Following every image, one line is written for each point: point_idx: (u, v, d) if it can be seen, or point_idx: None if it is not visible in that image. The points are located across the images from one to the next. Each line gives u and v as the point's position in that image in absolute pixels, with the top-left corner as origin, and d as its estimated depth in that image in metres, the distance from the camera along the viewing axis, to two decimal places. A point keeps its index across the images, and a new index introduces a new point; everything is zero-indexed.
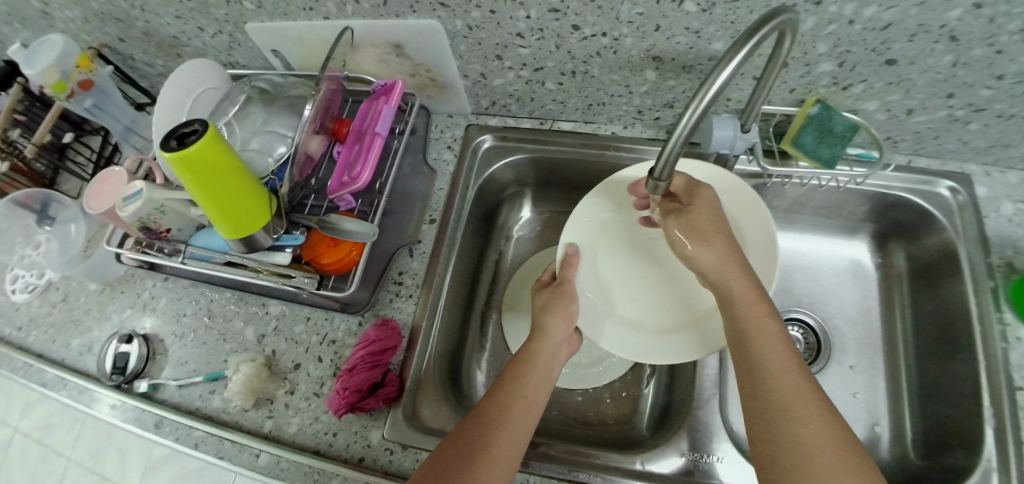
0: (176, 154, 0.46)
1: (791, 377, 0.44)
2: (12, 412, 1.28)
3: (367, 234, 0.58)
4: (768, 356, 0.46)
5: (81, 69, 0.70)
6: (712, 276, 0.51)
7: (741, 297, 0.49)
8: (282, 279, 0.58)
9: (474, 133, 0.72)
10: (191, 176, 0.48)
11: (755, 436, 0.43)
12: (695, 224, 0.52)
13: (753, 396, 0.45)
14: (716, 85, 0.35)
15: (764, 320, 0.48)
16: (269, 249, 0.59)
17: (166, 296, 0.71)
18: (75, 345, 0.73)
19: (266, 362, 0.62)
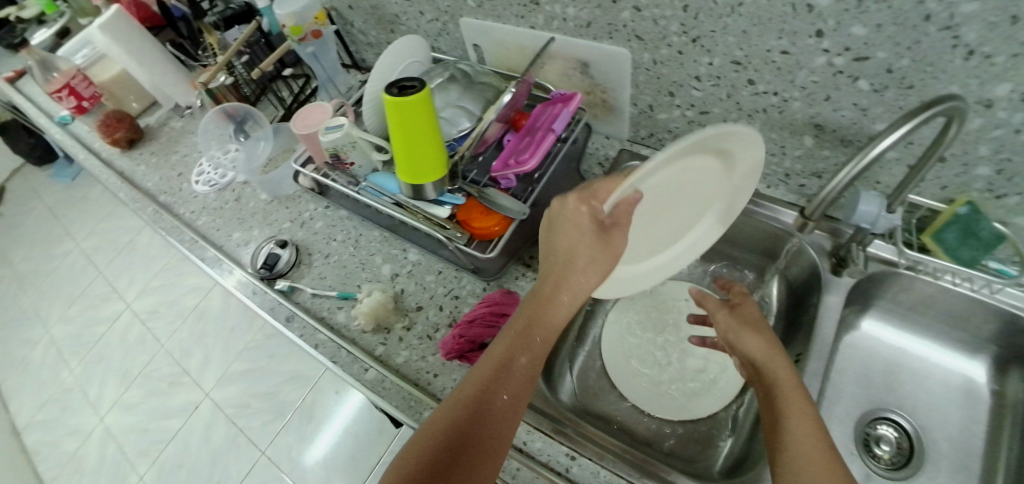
0: (395, 99, 0.58)
1: (814, 453, 0.43)
2: (130, 294, 1.61)
3: (519, 212, 0.65)
4: (795, 431, 0.45)
5: (317, 22, 0.84)
6: (754, 355, 0.53)
7: (771, 370, 0.50)
8: (438, 229, 0.67)
9: (625, 157, 0.78)
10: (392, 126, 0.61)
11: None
12: (744, 318, 0.56)
13: (786, 471, 0.43)
14: (873, 152, 0.48)
15: (795, 394, 0.47)
16: (432, 203, 0.68)
17: (323, 220, 0.82)
18: (235, 237, 0.85)
19: (392, 297, 0.71)
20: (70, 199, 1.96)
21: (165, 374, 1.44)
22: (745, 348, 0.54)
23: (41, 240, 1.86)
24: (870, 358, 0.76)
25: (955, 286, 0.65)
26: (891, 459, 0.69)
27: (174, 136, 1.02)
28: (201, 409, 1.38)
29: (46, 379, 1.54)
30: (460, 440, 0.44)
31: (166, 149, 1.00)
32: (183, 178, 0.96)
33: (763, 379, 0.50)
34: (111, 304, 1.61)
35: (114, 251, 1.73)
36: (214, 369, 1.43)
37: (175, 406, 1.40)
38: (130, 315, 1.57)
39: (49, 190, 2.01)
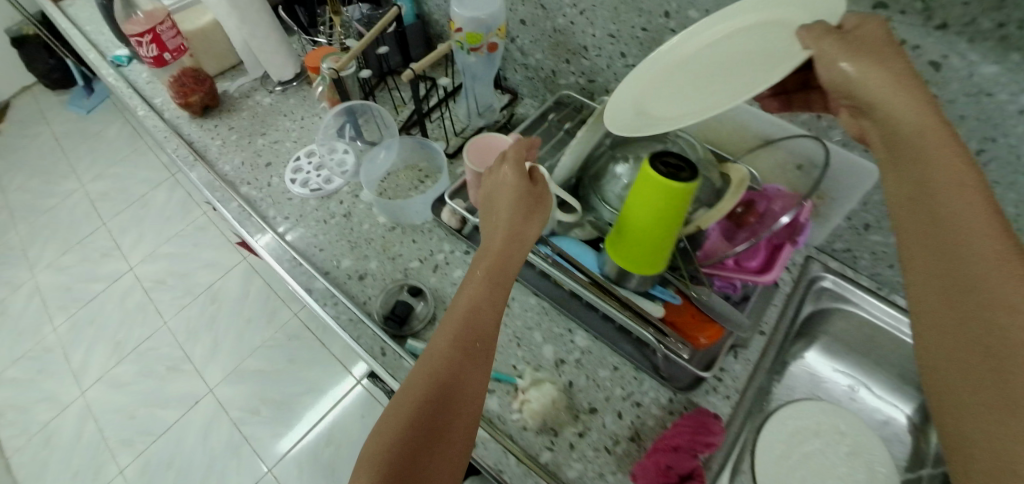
0: (678, 186, 0.47)
1: (1014, 334, 0.27)
2: (134, 257, 1.50)
3: (739, 327, 0.58)
4: (941, 298, 0.31)
5: (499, 34, 0.70)
6: (910, 185, 0.35)
7: (933, 204, 0.33)
8: (648, 328, 0.57)
9: (812, 267, 0.73)
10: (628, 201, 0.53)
11: (964, 413, 0.29)
12: (910, 99, 0.36)
13: (975, 351, 0.29)
14: None
15: (978, 258, 0.30)
16: (641, 294, 0.58)
17: (462, 268, 0.69)
18: (345, 266, 0.70)
19: (562, 390, 0.60)
20: (82, 135, 1.85)
21: (163, 355, 1.32)
22: (940, 209, 0.33)
23: (45, 175, 1.74)
24: None
25: None
26: None
27: (269, 123, 0.87)
28: (202, 403, 1.25)
29: (27, 332, 1.40)
30: (427, 425, 0.40)
31: (257, 130, 0.87)
32: (273, 169, 0.81)
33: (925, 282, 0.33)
34: (113, 264, 1.50)
35: (126, 203, 1.63)
36: (223, 359, 1.31)
37: (172, 396, 1.27)
38: (133, 279, 1.46)
39: (62, 118, 1.94)
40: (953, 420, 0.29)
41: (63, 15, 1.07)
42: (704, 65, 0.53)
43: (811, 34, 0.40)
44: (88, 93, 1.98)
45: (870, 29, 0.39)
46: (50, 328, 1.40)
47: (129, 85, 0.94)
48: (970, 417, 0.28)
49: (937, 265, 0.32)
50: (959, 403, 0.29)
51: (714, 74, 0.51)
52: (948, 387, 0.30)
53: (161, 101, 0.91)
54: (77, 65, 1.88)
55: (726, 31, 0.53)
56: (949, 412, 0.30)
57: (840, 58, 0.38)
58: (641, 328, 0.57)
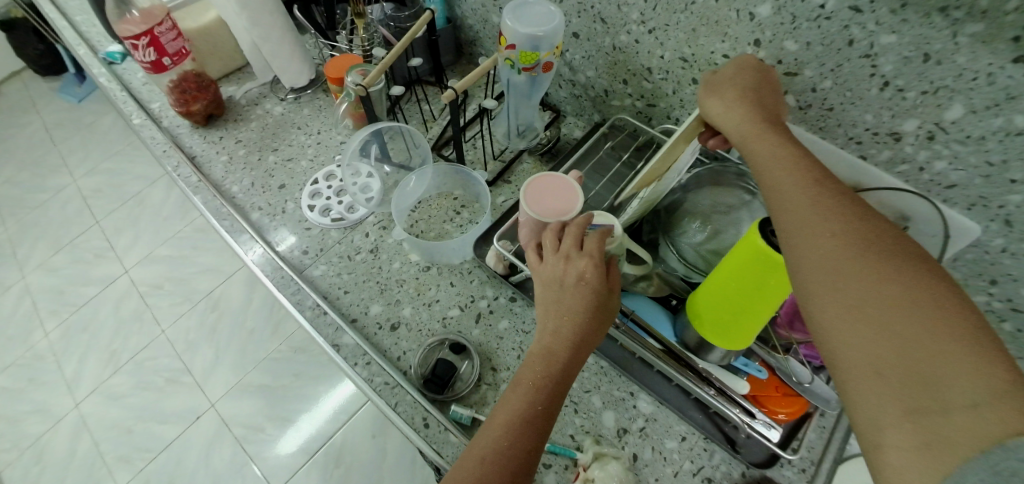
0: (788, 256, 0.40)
1: (863, 291, 0.33)
2: (127, 259, 1.39)
3: (831, 403, 0.51)
4: (817, 283, 0.35)
5: (554, 51, 0.62)
6: (773, 193, 0.41)
7: (790, 202, 0.39)
8: (736, 408, 0.51)
9: None
10: (725, 266, 0.45)
11: (869, 389, 0.31)
12: (775, 132, 0.44)
13: (853, 317, 0.33)
14: None
15: (825, 242, 0.36)
16: (724, 368, 0.53)
17: (508, 319, 0.61)
18: (376, 313, 0.61)
19: (627, 467, 0.53)
20: (72, 124, 1.72)
21: (160, 367, 1.23)
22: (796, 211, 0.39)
23: (29, 165, 1.61)
24: None
25: None
26: None
27: (281, 139, 0.78)
28: (203, 421, 1.17)
29: (15, 338, 1.30)
30: None
31: (269, 145, 0.77)
32: (287, 193, 0.72)
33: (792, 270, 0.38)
34: (106, 266, 1.39)
35: (119, 200, 1.51)
36: (224, 373, 1.22)
37: (171, 411, 1.18)
38: (126, 284, 1.35)
39: (51, 106, 1.78)
40: (864, 400, 0.31)
41: (53, 6, 0.97)
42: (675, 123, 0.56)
43: (709, 87, 0.50)
44: (82, 80, 1.82)
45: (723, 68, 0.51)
46: (39, 334, 1.30)
47: (125, 87, 0.84)
48: (878, 392, 0.30)
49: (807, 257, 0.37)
50: (863, 377, 0.31)
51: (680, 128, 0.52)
52: (852, 370, 0.32)
53: (161, 107, 0.81)
54: (68, 49, 1.74)
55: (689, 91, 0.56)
56: (856, 393, 0.31)
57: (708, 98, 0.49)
58: (728, 407, 0.51)
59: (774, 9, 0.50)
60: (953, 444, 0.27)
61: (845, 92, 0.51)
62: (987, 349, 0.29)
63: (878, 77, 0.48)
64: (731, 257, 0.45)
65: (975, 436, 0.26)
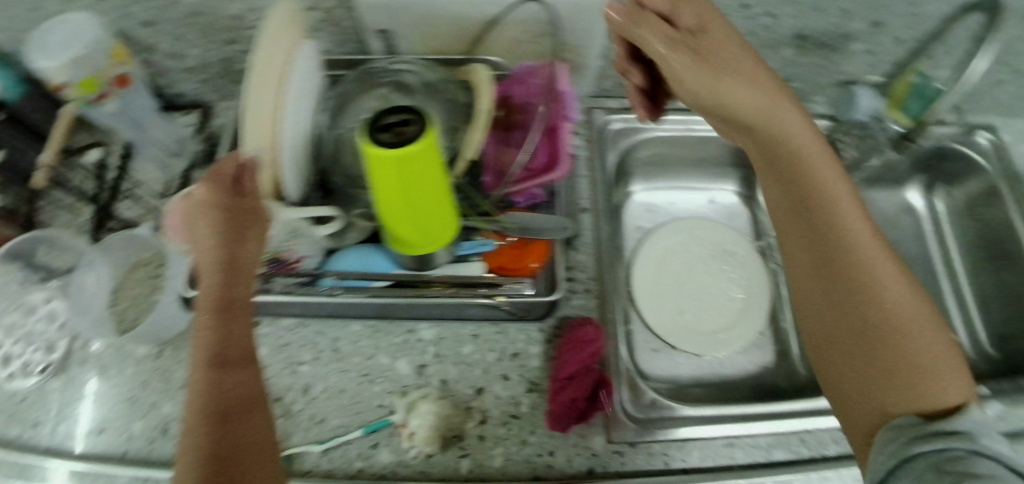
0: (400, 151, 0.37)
1: (878, 286, 0.41)
2: None
3: (559, 229, 0.53)
4: (807, 250, 0.46)
5: (117, 59, 0.53)
6: (774, 148, 0.46)
7: (796, 174, 0.46)
8: (474, 294, 0.50)
9: (596, 115, 0.68)
10: (392, 191, 0.41)
11: (810, 303, 0.45)
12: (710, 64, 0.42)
13: (835, 314, 0.43)
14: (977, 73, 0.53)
15: (848, 205, 0.44)
16: (452, 262, 0.50)
17: (267, 345, 0.57)
18: (136, 431, 0.55)
19: (440, 396, 0.54)
20: None
21: None
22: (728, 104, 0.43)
23: None
24: None
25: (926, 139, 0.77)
26: None
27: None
28: None
29: None
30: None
31: None
32: None
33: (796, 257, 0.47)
34: None
35: None
36: None
37: None
38: None
39: None
40: (813, 313, 0.45)
41: None
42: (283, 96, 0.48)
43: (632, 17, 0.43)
44: None
45: None
46: None
47: None
48: (833, 348, 0.43)
49: (797, 204, 0.46)
50: (829, 355, 0.43)
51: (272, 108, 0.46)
52: (812, 312, 0.45)
53: None
54: None
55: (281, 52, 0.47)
56: (805, 309, 0.46)
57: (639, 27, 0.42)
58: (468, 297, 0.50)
59: None
60: (912, 384, 0.38)
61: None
62: (937, 344, 0.39)
63: None
64: (395, 181, 0.40)
65: (915, 363, 0.38)
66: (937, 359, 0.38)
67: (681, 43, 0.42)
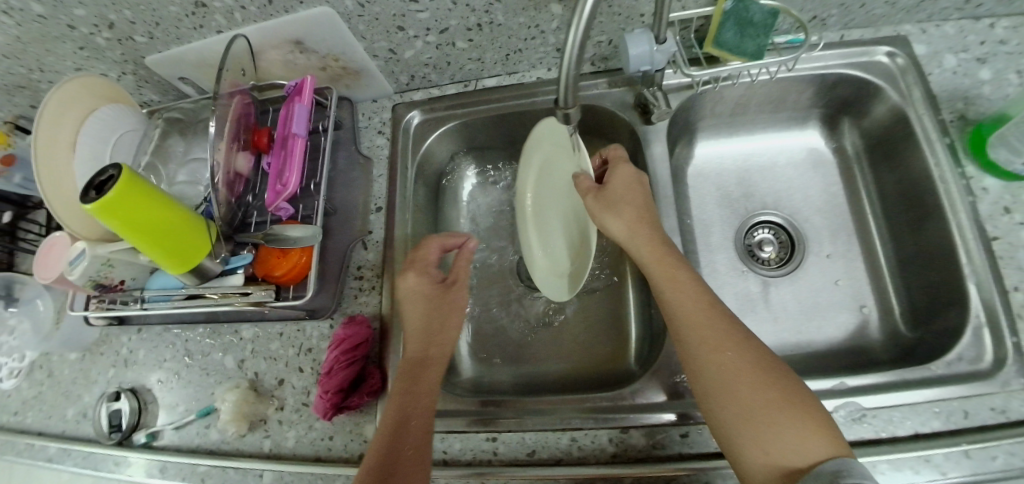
0: (99, 203, 0.47)
1: (746, 350, 0.47)
2: None
3: (314, 237, 0.59)
4: (687, 318, 0.50)
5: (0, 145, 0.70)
6: (631, 248, 0.56)
7: (657, 268, 0.53)
8: (238, 299, 0.58)
9: (401, 112, 0.70)
10: (123, 226, 0.50)
11: (705, 365, 0.47)
12: (609, 201, 0.57)
13: (737, 396, 0.45)
14: (587, 5, 0.37)
15: (688, 293, 0.51)
16: (224, 274, 0.60)
17: (143, 346, 0.71)
18: (71, 414, 0.72)
19: (251, 386, 0.63)
20: None
21: None
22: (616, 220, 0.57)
23: None
24: (724, 175, 0.76)
25: (757, 79, 0.65)
26: (780, 255, 0.73)
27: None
28: None
29: None
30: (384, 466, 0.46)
31: None
32: None
33: (688, 317, 0.50)
34: None
35: None
36: None
37: None
38: None
39: None
40: (703, 368, 0.47)
41: None
42: (80, 150, 0.60)
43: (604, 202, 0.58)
44: None
45: (625, 174, 0.59)
46: None
47: None
48: (733, 426, 0.44)
49: (695, 325, 0.49)
50: (737, 434, 0.44)
51: (59, 160, 0.58)
52: (703, 362, 0.47)
53: None
54: None
55: (72, 116, 0.59)
56: (692, 362, 0.48)
57: (610, 226, 0.57)
58: (234, 303, 0.58)
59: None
60: (793, 434, 0.42)
61: (132, 5, 0.55)
62: (814, 417, 0.43)
63: None
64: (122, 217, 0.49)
65: (808, 426, 0.42)
66: (797, 426, 0.42)
67: (625, 228, 0.56)
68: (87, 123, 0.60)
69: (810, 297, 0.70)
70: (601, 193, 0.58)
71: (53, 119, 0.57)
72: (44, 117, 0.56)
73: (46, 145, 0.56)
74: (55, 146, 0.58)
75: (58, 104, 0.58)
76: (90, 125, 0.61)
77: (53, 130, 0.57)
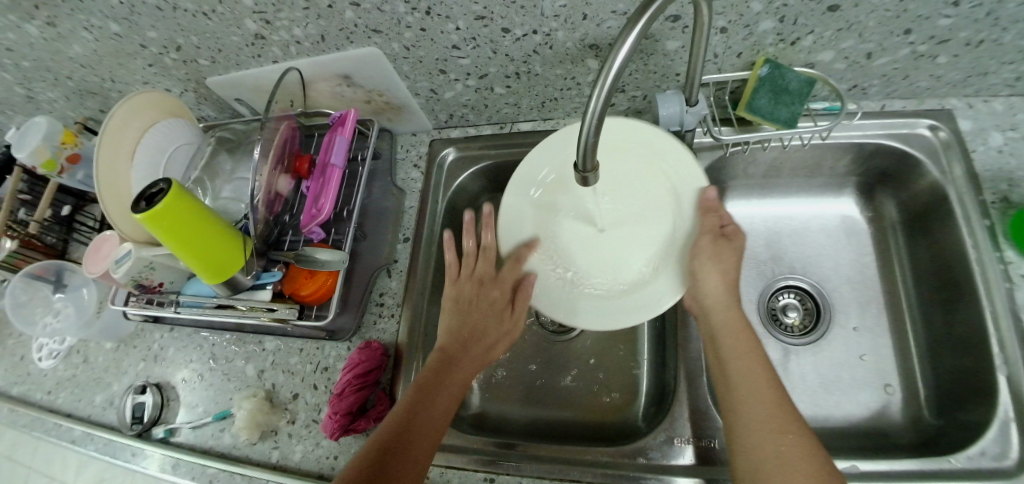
0: (146, 214, 0.51)
1: (804, 442, 0.45)
2: None
3: (341, 261, 0.61)
4: (749, 392, 0.49)
5: (67, 146, 0.74)
6: (711, 314, 0.55)
7: (729, 340, 0.53)
8: (264, 313, 0.61)
9: (438, 148, 0.73)
10: (164, 233, 0.53)
11: (753, 442, 0.46)
12: (715, 253, 0.56)
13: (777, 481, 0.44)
14: (612, 72, 0.36)
15: (755, 369, 0.51)
16: (254, 288, 0.63)
17: (173, 345, 0.76)
18: (98, 401, 0.77)
19: (266, 396, 0.66)
20: None
21: None
22: (703, 278, 0.56)
23: None
24: (752, 235, 0.76)
25: (789, 145, 0.66)
26: (804, 322, 0.71)
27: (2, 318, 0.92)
28: None
29: None
30: (385, 448, 0.50)
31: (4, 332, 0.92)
32: (18, 361, 0.86)
33: (750, 392, 0.49)
34: None
35: None
36: None
37: None
38: None
39: None
40: (757, 445, 0.46)
41: None
42: (139, 158, 0.65)
43: (699, 254, 0.57)
44: None
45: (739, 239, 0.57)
46: None
47: None
48: None
49: (758, 401, 0.48)
50: None
51: (119, 165, 0.63)
52: (756, 442, 0.46)
53: None
54: None
55: (139, 126, 0.65)
56: (743, 441, 0.47)
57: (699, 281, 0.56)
58: (261, 316, 0.61)
59: (116, 21, 0.60)
60: None
61: (199, 32, 0.59)
62: None
63: (196, 13, 0.56)
64: (165, 227, 0.52)
65: None
66: None
67: (716, 293, 0.56)
68: (150, 134, 0.66)
69: (830, 368, 0.68)
70: (719, 241, 0.56)
71: (123, 126, 0.63)
72: (115, 123, 0.62)
73: (110, 149, 0.62)
74: (118, 151, 0.63)
75: (130, 113, 0.63)
76: (151, 137, 0.66)
77: (120, 136, 0.63)
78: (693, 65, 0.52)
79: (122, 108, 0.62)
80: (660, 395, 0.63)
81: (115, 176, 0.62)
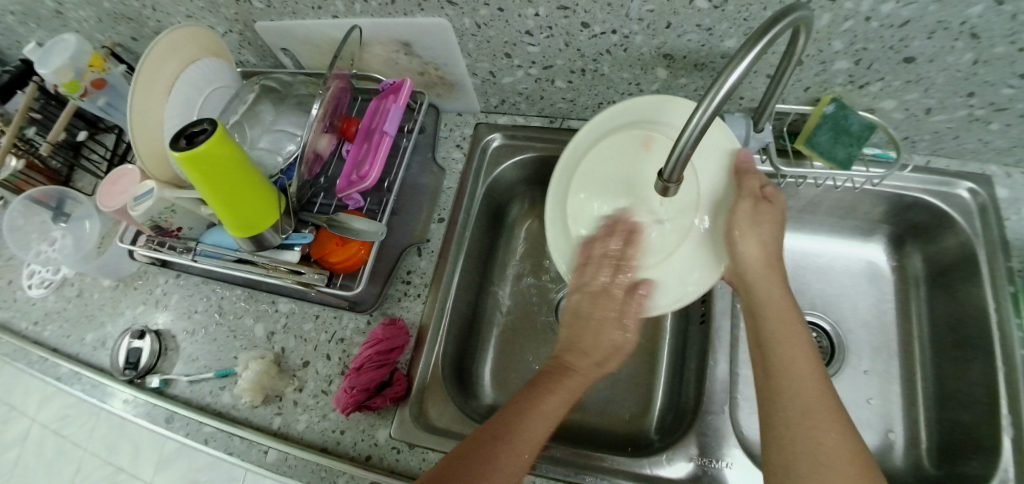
0: (183, 153, 0.46)
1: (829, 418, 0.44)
2: None
3: (375, 233, 0.59)
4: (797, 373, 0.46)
5: (95, 69, 0.70)
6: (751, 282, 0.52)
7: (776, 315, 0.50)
8: (289, 275, 0.59)
9: (483, 132, 0.72)
10: (199, 178, 0.49)
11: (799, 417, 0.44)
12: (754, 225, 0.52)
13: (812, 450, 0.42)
14: (727, 84, 0.36)
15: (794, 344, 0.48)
16: (278, 248, 0.61)
17: (178, 292, 0.73)
18: (89, 340, 0.73)
19: (275, 360, 0.64)
20: None
21: None
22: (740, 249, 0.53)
23: None
24: None
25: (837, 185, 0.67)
26: None
27: None
28: None
29: None
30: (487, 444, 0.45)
31: None
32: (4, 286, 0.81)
33: (792, 369, 0.47)
34: None
35: None
36: None
37: None
38: None
39: None
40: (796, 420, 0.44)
41: None
42: (178, 91, 0.61)
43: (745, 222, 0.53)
44: None
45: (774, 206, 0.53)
46: None
47: None
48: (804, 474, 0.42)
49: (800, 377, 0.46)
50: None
51: (157, 95, 0.59)
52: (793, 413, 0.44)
53: None
54: None
55: (184, 58, 0.62)
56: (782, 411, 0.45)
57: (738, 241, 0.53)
58: (286, 278, 0.59)
59: None
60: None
61: None
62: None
63: None
64: (201, 171, 0.48)
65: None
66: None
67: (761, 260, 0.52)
68: (193, 69, 0.63)
69: None
70: (760, 204, 0.53)
71: (168, 56, 0.60)
72: (161, 51, 0.59)
73: (150, 77, 0.58)
74: (158, 80, 0.59)
75: (178, 43, 0.60)
76: (193, 73, 0.63)
77: (162, 65, 0.59)
78: (769, 92, 0.51)
79: (172, 36, 0.59)
80: (676, 411, 0.63)
81: (150, 106, 0.59)
